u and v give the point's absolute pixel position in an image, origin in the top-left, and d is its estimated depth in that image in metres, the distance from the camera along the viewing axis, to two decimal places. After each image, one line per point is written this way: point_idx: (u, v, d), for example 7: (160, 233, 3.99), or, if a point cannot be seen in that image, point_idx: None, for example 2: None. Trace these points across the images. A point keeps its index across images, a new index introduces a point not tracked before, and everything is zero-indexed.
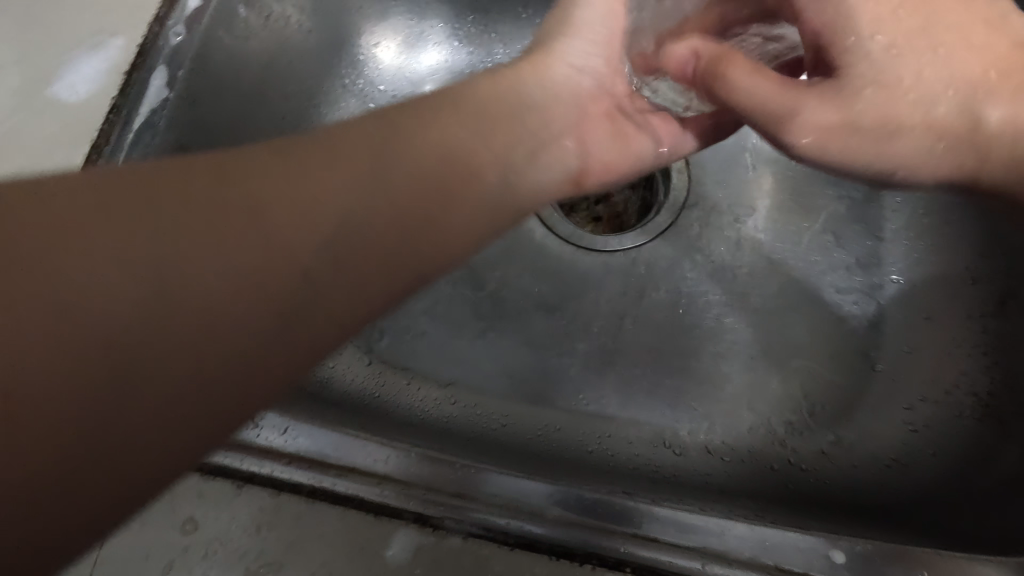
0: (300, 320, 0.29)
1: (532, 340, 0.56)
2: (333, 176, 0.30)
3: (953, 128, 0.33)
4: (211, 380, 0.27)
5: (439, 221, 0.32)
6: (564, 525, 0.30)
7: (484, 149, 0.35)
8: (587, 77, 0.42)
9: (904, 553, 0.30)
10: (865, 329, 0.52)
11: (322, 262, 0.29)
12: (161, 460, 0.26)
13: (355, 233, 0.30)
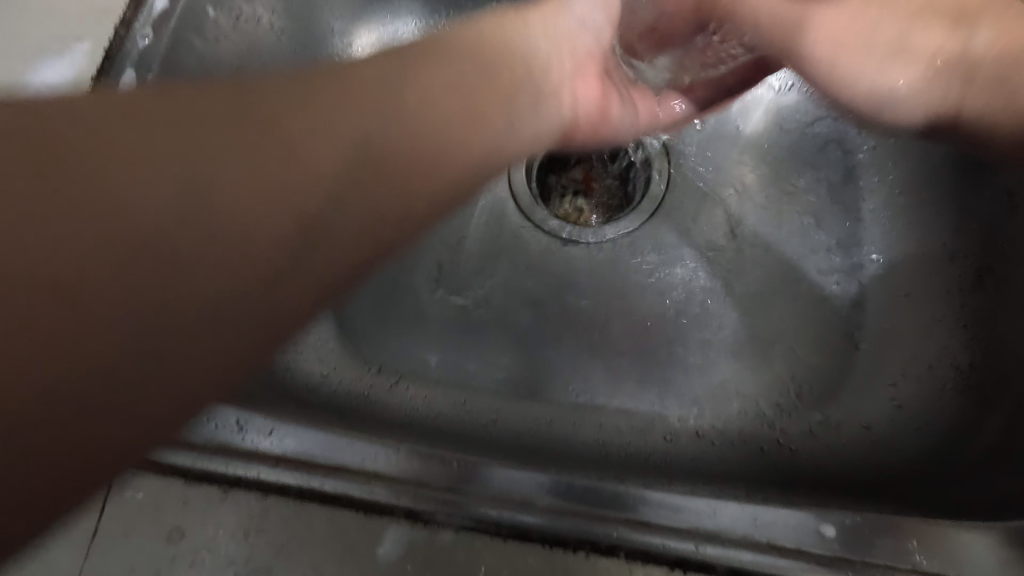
0: (323, 250, 0.27)
1: (519, 335, 0.55)
2: (352, 92, 0.28)
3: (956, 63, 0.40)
4: (241, 306, 0.24)
5: (455, 147, 0.32)
6: (564, 517, 0.31)
7: (480, 89, 0.34)
8: (588, 31, 0.43)
9: (893, 522, 0.30)
10: (847, 309, 0.52)
11: (349, 184, 0.27)
12: (186, 387, 0.24)
13: (378, 157, 0.28)
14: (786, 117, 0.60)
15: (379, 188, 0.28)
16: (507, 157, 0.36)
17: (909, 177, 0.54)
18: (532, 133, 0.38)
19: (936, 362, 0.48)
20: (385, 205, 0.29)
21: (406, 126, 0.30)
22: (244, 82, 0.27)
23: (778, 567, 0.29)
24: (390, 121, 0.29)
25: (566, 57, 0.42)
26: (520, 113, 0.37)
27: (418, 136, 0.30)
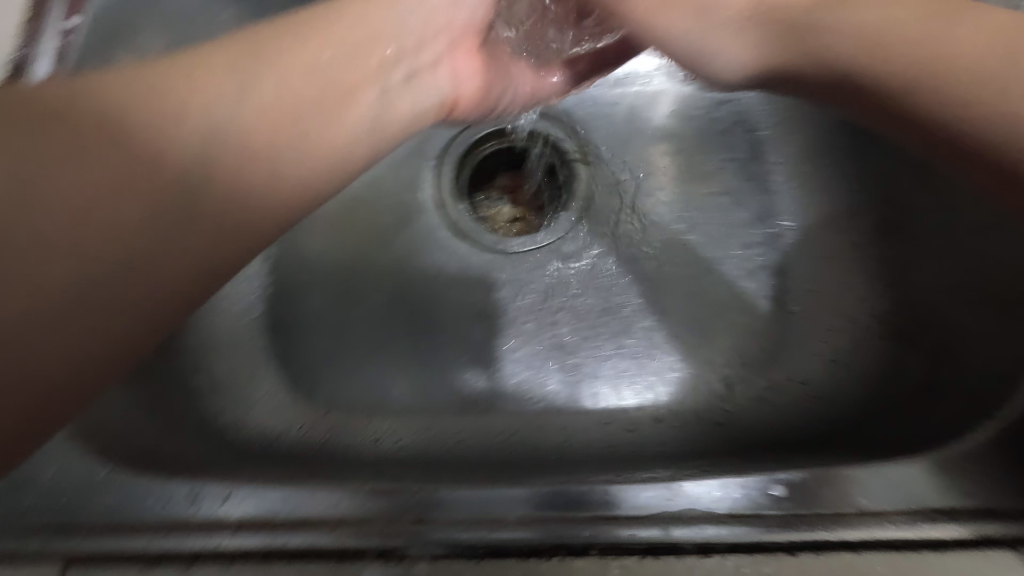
0: (179, 240, 0.30)
1: (471, 354, 0.56)
2: (199, 87, 0.31)
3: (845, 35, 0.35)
4: (82, 299, 0.28)
5: (311, 129, 0.34)
6: (534, 524, 0.31)
7: (338, 75, 0.36)
8: (462, 10, 0.43)
9: (839, 471, 0.32)
10: (774, 278, 0.56)
11: (202, 175, 0.31)
12: (67, 392, 0.28)
13: (234, 150, 0.32)
14: (692, 105, 0.63)
15: (212, 193, 0.31)
16: (388, 130, 0.39)
17: (810, 147, 0.58)
18: (410, 109, 0.40)
19: (860, 314, 0.51)
20: (235, 213, 0.32)
21: (251, 133, 0.32)
22: (90, 82, 0.30)
23: (742, 535, 0.30)
24: (244, 113, 0.32)
25: (439, 27, 0.42)
26: (389, 92, 0.39)
27: (269, 138, 0.33)
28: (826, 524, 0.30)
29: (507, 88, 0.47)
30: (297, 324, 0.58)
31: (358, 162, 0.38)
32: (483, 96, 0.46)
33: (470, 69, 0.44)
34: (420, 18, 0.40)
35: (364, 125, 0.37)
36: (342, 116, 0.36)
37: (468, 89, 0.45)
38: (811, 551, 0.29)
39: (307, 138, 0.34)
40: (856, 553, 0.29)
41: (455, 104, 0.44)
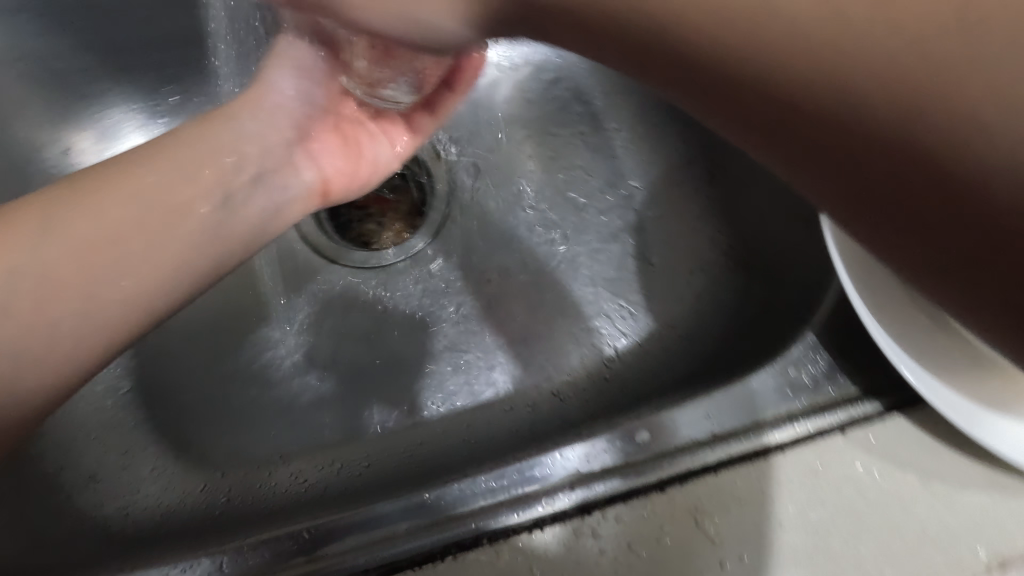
0: (27, 366, 0.33)
1: (365, 375, 0.56)
2: (57, 214, 0.35)
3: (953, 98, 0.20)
4: None
5: (161, 240, 0.36)
6: (422, 530, 0.31)
7: (177, 191, 0.37)
8: (297, 103, 0.42)
9: (691, 403, 0.33)
10: (633, 236, 0.59)
11: (44, 299, 0.33)
12: None
13: (77, 271, 0.34)
14: (529, 89, 0.65)
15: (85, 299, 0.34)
16: (237, 234, 0.39)
17: (641, 108, 0.62)
18: (263, 210, 0.40)
19: (710, 252, 0.55)
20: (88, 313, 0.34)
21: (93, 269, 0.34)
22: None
23: (617, 487, 0.31)
24: (88, 236, 0.35)
25: (280, 140, 0.41)
26: (234, 201, 0.39)
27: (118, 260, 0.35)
28: (686, 455, 0.32)
29: (370, 149, 0.46)
30: (175, 389, 0.55)
31: (218, 264, 0.38)
32: (348, 168, 0.45)
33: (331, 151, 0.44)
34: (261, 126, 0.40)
35: (223, 242, 0.38)
36: (187, 226, 0.37)
37: (334, 167, 0.44)
38: (676, 484, 0.31)
39: (163, 267, 0.36)
40: (716, 474, 0.31)
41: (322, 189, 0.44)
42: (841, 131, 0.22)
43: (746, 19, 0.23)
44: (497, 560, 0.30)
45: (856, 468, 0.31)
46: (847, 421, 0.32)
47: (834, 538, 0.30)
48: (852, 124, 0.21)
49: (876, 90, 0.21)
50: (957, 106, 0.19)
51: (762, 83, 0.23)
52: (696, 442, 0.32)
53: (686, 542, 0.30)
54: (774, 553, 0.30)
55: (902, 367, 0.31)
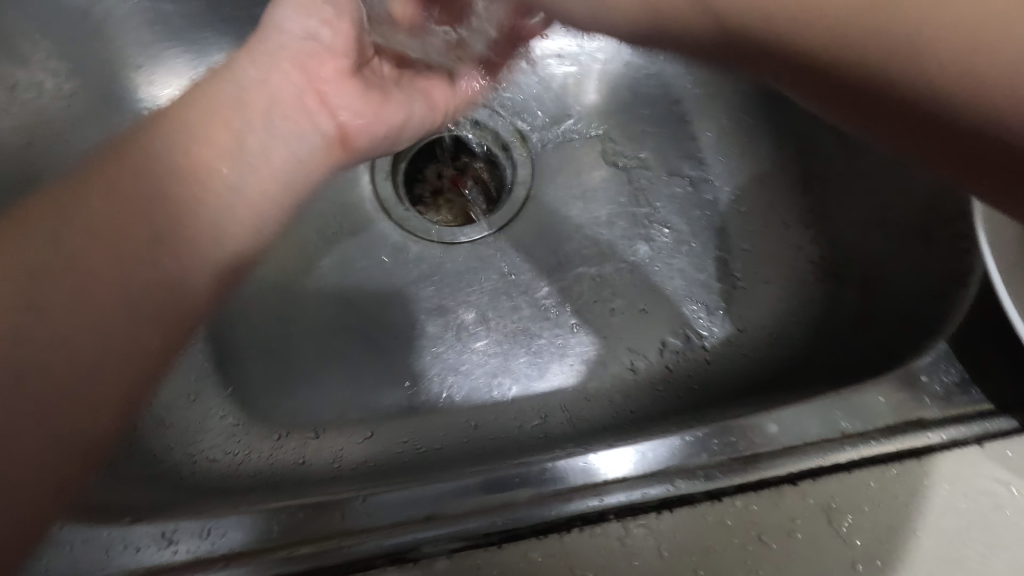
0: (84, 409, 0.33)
1: (436, 349, 0.55)
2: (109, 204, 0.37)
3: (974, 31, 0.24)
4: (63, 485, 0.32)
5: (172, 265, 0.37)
6: (543, 502, 0.30)
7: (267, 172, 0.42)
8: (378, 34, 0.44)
9: (820, 400, 0.33)
10: (715, 238, 0.58)
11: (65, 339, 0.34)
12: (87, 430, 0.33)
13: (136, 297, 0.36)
14: (615, 83, 0.65)
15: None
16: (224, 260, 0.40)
17: (731, 111, 0.61)
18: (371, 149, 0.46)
19: (798, 259, 0.55)
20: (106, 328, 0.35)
21: (153, 188, 0.38)
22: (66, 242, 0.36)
23: (744, 476, 0.30)
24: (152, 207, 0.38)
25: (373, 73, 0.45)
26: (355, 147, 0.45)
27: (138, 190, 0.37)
28: (817, 452, 0.31)
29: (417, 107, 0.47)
30: (242, 344, 0.54)
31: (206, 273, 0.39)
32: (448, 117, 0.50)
33: (350, 95, 0.44)
34: (259, 75, 0.42)
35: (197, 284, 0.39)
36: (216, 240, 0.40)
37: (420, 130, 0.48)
38: (808, 479, 0.30)
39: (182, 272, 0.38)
40: (848, 473, 0.30)
41: (341, 138, 0.44)
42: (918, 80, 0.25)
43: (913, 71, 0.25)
44: (624, 537, 0.29)
45: (994, 480, 0.30)
46: (983, 434, 0.31)
47: (969, 551, 0.29)
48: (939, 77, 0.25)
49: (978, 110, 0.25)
50: None
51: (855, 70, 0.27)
52: (820, 439, 0.31)
53: (818, 538, 0.29)
54: (909, 558, 0.29)
55: None
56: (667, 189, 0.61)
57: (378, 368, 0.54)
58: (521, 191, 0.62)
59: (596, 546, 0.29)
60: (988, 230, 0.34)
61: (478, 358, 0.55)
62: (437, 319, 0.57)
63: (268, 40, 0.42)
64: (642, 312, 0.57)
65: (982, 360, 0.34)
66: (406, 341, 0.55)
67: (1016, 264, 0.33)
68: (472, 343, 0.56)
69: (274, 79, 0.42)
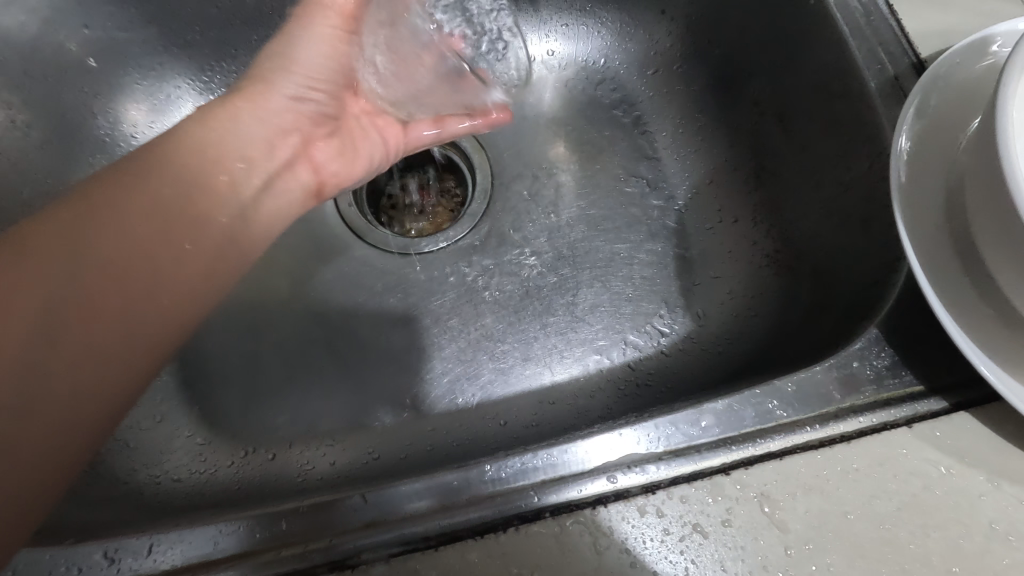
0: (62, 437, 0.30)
1: (402, 359, 0.56)
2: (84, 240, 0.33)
3: None
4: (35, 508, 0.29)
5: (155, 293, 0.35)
6: (481, 503, 0.30)
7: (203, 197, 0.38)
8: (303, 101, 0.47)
9: (754, 390, 0.33)
10: (673, 236, 0.59)
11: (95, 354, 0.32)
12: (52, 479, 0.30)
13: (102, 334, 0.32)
14: (572, 90, 0.66)
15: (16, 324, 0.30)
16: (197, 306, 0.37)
17: (684, 111, 0.62)
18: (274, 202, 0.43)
19: (753, 253, 0.55)
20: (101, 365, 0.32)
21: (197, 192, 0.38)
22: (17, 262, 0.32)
23: (679, 469, 0.31)
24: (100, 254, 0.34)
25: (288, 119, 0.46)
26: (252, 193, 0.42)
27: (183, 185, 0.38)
28: (750, 442, 0.32)
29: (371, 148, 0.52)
30: (209, 363, 0.54)
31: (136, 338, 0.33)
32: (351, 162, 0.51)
33: (330, 152, 0.49)
34: (262, 133, 0.44)
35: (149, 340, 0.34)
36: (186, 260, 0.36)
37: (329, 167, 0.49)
38: (741, 468, 0.31)
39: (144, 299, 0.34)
40: (781, 461, 0.31)
41: (318, 187, 0.48)
42: None
43: None
44: (560, 534, 0.29)
45: (924, 461, 0.31)
46: (913, 416, 0.32)
47: (901, 531, 0.29)
48: None
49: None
50: None
51: None
52: (754, 428, 0.32)
53: (750, 526, 0.29)
54: (841, 541, 0.29)
55: (983, 368, 0.31)
56: (626, 190, 0.62)
57: (345, 380, 0.55)
58: (482, 199, 0.63)
59: (532, 543, 0.29)
60: (908, 219, 0.35)
61: (443, 365, 0.56)
62: (402, 329, 0.57)
63: (258, 97, 0.44)
64: (605, 313, 0.57)
65: (913, 344, 0.34)
66: (372, 352, 0.56)
67: (937, 249, 0.34)
68: (438, 351, 0.56)
69: (275, 141, 0.45)
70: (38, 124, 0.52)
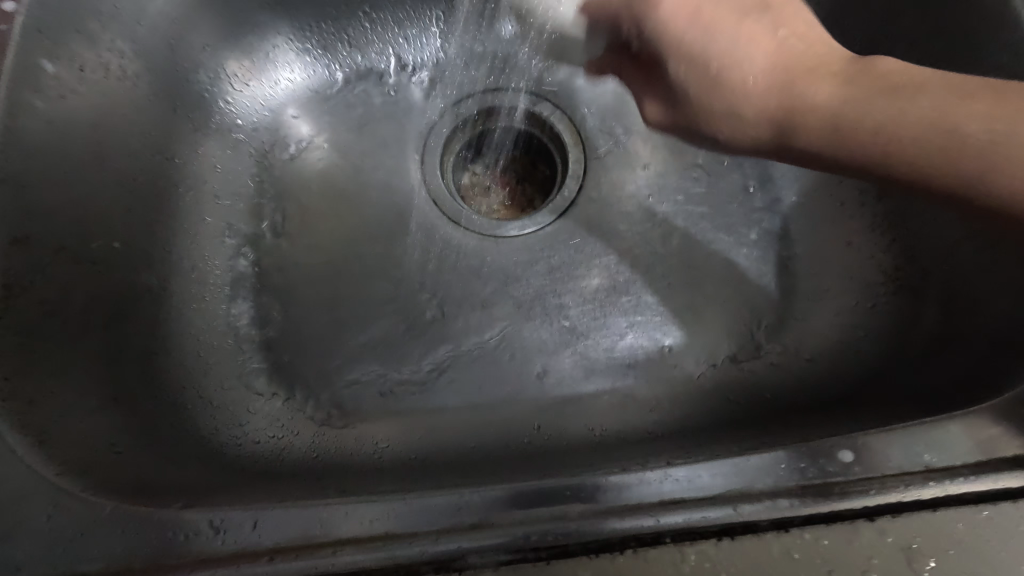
0: None
1: (480, 344, 0.54)
2: None
3: (806, 83, 0.34)
4: None
5: None
6: (594, 523, 0.28)
7: None
8: None
9: (895, 430, 0.30)
10: (776, 244, 0.55)
11: None
12: None
13: None
14: None
15: None
16: None
17: None
18: None
19: (868, 269, 0.51)
20: None
21: None
22: None
23: (814, 507, 0.28)
24: None
25: None
26: None
27: None
28: (897, 485, 0.28)
29: None
30: (287, 327, 0.53)
31: None
32: None
33: None
34: None
35: None
36: None
37: None
38: (887, 515, 0.28)
39: None
40: (932, 511, 0.28)
41: None
42: (821, 118, 0.33)
43: (810, 107, 0.33)
44: (682, 562, 0.27)
45: None
46: None
47: None
48: (814, 112, 0.34)
49: (840, 97, 0.33)
50: (870, 105, 0.32)
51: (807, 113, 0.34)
52: (899, 470, 0.29)
53: None
54: None
55: None
56: (729, 188, 0.58)
57: (420, 361, 0.53)
58: (571, 185, 0.60)
59: (651, 568, 0.26)
60: None
61: (521, 354, 0.54)
62: (481, 311, 0.55)
63: None
64: (696, 318, 0.54)
65: None
66: (450, 332, 0.54)
67: None
68: (516, 338, 0.54)
69: None
70: (147, 75, 0.51)
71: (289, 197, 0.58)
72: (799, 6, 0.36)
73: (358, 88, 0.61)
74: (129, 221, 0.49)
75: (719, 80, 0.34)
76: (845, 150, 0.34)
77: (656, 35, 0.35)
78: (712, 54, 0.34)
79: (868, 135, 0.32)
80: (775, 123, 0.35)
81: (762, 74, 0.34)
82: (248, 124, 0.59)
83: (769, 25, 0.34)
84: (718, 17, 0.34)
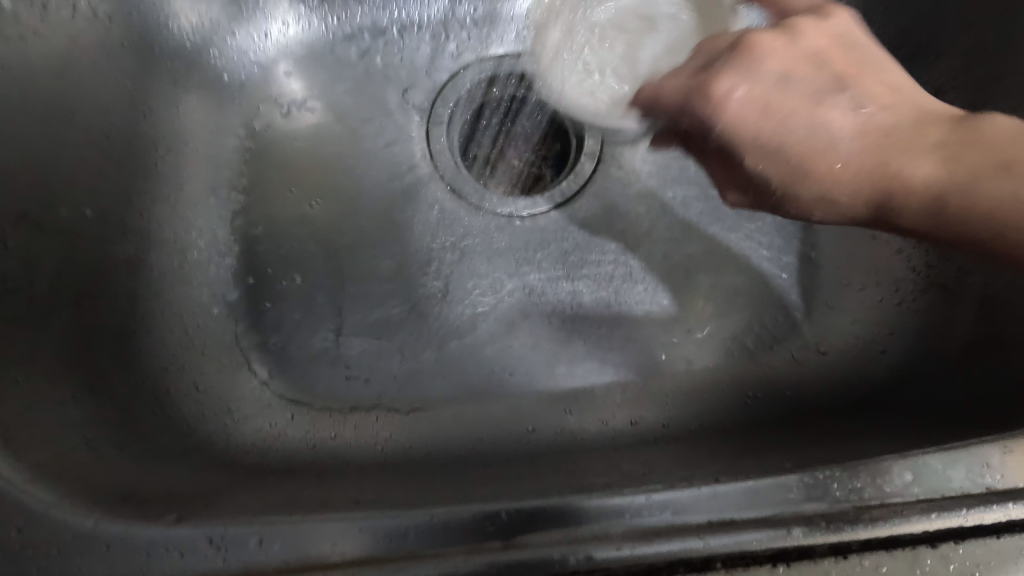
0: None
1: (487, 330, 0.51)
2: None
3: (896, 162, 0.31)
4: None
5: None
6: (637, 545, 0.26)
7: None
8: None
9: (956, 449, 0.28)
10: (801, 233, 0.53)
11: None
12: None
13: None
14: None
15: None
16: None
17: None
18: None
19: (897, 264, 0.49)
20: None
21: None
22: None
23: (872, 531, 0.26)
24: None
25: None
26: None
27: None
28: (960, 508, 0.26)
29: None
30: (278, 306, 0.49)
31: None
32: None
33: None
34: None
35: None
36: None
37: None
38: (950, 541, 0.26)
39: None
40: (996, 538, 0.26)
41: None
42: (923, 201, 0.31)
43: (909, 188, 0.31)
44: None
45: None
46: None
47: None
48: (914, 194, 0.31)
49: (945, 171, 0.30)
50: (980, 180, 0.29)
51: (906, 197, 0.31)
52: (960, 493, 0.27)
53: None
54: None
55: None
56: None
57: (423, 346, 0.50)
58: (587, 162, 0.56)
59: None
60: None
61: (532, 342, 0.51)
62: (489, 295, 0.52)
63: None
64: (715, 309, 0.51)
65: None
66: (456, 316, 0.51)
67: None
68: (526, 324, 0.51)
69: None
70: (117, 18, 0.45)
71: (282, 163, 0.53)
72: (881, 72, 0.34)
73: (358, 45, 0.56)
74: (102, 186, 0.44)
75: (801, 171, 0.33)
76: (958, 234, 0.30)
77: (724, 137, 0.34)
78: (789, 144, 0.33)
79: (987, 214, 0.29)
80: (870, 205, 0.33)
81: (849, 155, 0.32)
82: (234, 81, 0.53)
83: (850, 100, 0.33)
84: (793, 105, 0.33)
